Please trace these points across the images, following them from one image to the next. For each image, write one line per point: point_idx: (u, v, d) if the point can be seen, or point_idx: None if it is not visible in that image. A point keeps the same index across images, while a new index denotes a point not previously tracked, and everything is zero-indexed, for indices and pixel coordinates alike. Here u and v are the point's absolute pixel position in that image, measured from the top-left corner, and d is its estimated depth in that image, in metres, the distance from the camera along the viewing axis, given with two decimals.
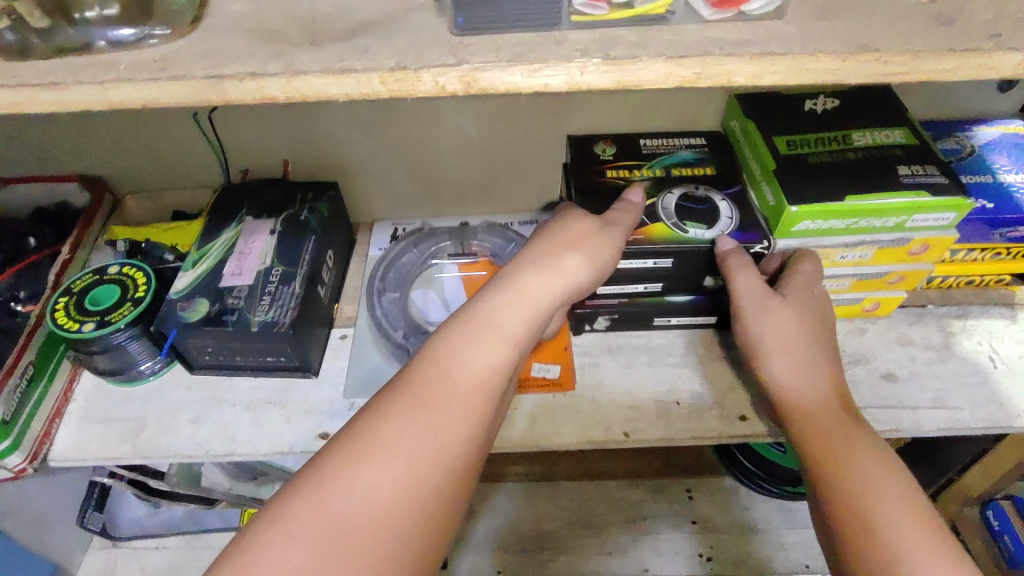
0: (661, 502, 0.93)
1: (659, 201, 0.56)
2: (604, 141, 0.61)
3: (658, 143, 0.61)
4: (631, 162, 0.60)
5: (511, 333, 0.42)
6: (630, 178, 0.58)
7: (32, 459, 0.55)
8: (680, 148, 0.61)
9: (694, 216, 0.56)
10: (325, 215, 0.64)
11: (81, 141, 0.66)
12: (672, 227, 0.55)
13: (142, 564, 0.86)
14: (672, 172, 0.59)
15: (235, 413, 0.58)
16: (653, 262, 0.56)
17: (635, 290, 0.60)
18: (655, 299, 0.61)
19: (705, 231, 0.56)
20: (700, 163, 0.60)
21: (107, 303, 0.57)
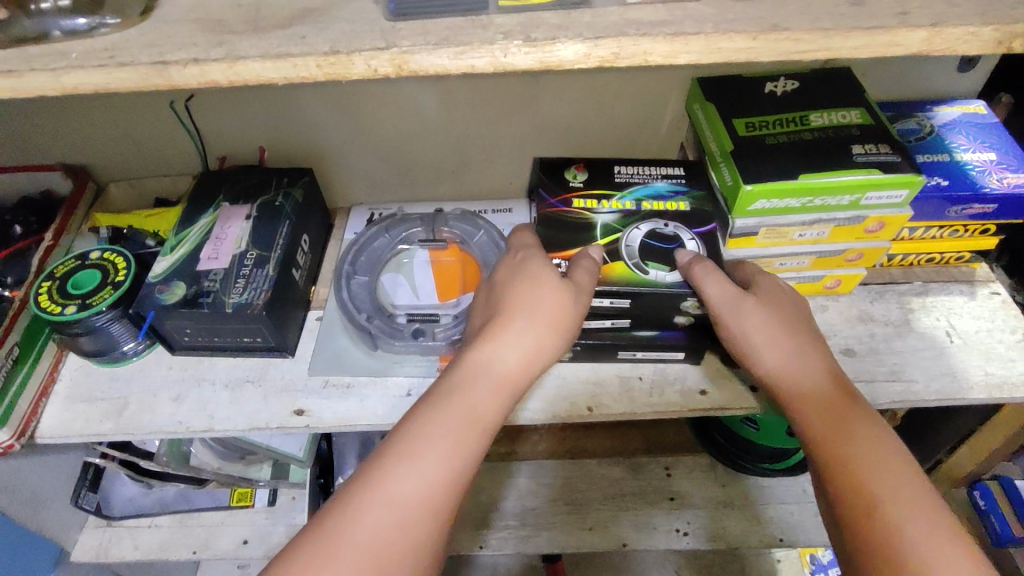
0: (640, 480, 0.95)
1: (624, 236, 0.57)
2: (577, 167, 0.62)
3: (632, 173, 0.62)
4: (600, 191, 0.60)
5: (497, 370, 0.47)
6: (595, 210, 0.59)
7: (20, 435, 0.57)
8: (655, 179, 0.62)
9: (657, 255, 0.57)
10: (300, 201, 0.66)
11: (62, 130, 0.67)
12: (634, 266, 0.56)
13: (136, 542, 0.88)
14: (643, 205, 0.59)
15: (214, 392, 0.60)
16: (610, 301, 0.55)
17: (601, 325, 0.58)
18: (621, 332, 0.59)
19: (666, 274, 0.55)
20: (672, 196, 0.60)
21: (89, 287, 0.59)
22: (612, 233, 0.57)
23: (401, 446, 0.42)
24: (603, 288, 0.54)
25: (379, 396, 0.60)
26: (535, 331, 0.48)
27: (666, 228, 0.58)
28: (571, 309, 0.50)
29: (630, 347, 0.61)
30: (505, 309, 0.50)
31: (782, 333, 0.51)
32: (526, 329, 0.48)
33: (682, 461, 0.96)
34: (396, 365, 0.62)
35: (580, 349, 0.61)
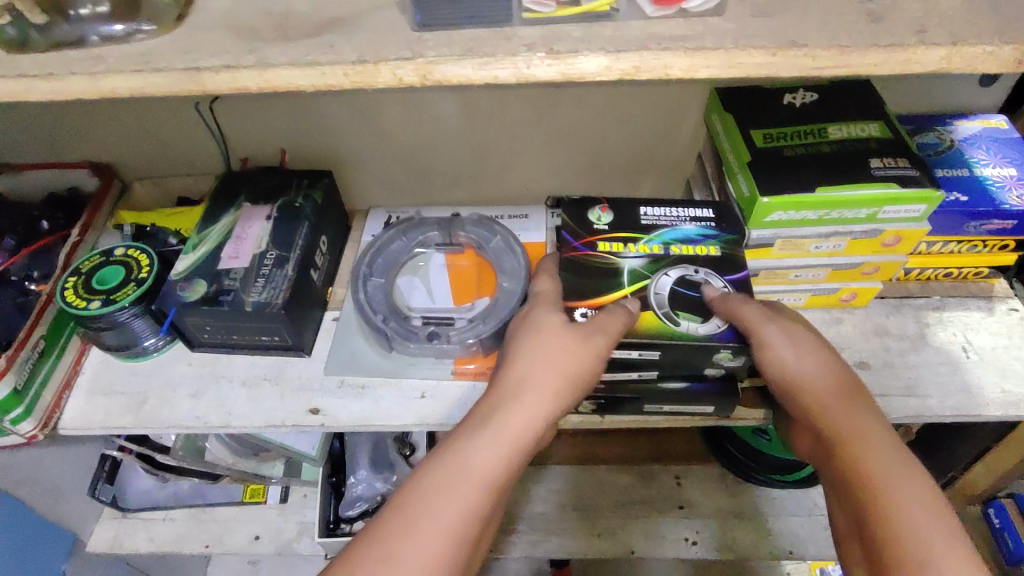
0: (649, 488, 0.95)
1: (652, 284, 0.55)
2: (602, 207, 0.61)
3: (659, 214, 0.60)
4: (626, 233, 0.59)
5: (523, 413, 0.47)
6: (621, 254, 0.57)
7: (43, 427, 0.58)
8: (684, 223, 0.60)
9: (687, 305, 0.54)
10: (319, 202, 0.67)
11: (91, 129, 0.69)
12: (664, 317, 0.53)
13: (151, 534, 0.90)
14: (670, 249, 0.58)
15: (232, 388, 0.61)
16: (638, 353, 0.53)
17: (628, 377, 0.56)
18: (646, 385, 0.57)
19: (699, 325, 0.53)
20: (702, 241, 0.58)
21: (113, 282, 0.60)
22: (640, 280, 0.55)
23: (406, 509, 0.42)
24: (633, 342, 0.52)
25: (393, 398, 0.61)
26: (545, 391, 0.48)
27: (696, 275, 0.56)
28: (578, 367, 0.49)
29: (656, 400, 0.59)
30: (515, 369, 0.49)
31: (812, 350, 0.51)
32: (539, 390, 0.48)
33: (692, 471, 0.96)
34: (409, 366, 0.62)
35: (603, 402, 0.60)
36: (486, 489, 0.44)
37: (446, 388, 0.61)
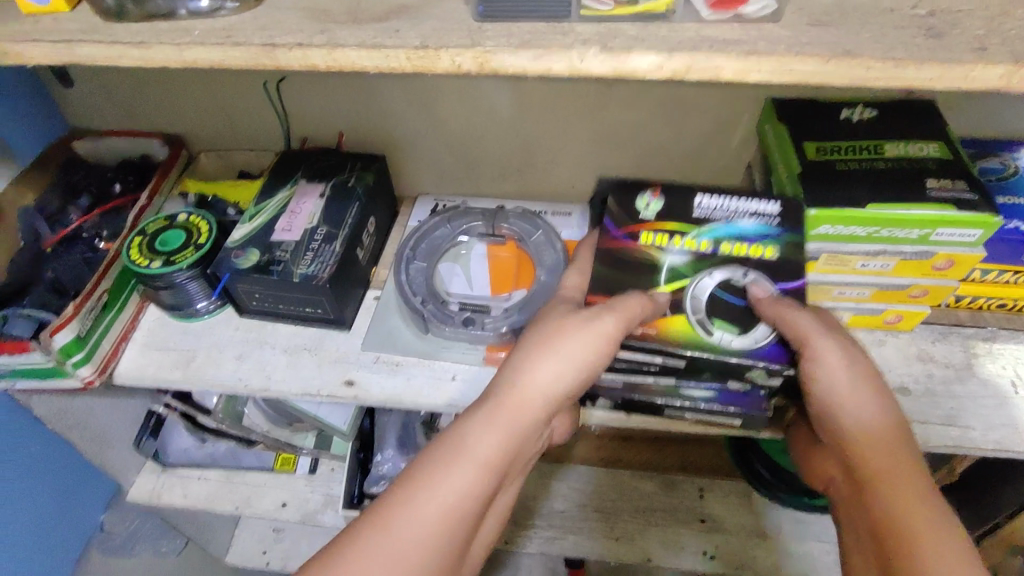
0: (672, 497, 0.94)
1: (692, 284, 0.52)
2: (652, 193, 0.56)
3: (716, 205, 0.55)
4: (673, 225, 0.55)
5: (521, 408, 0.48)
6: (665, 249, 0.54)
7: (100, 373, 0.62)
8: (743, 217, 0.55)
9: (726, 315, 0.51)
10: (371, 184, 0.69)
11: (167, 101, 0.74)
12: (698, 325, 0.51)
13: (185, 491, 0.94)
14: (720, 248, 0.54)
15: (274, 354, 0.64)
16: (663, 359, 0.52)
17: (648, 381, 0.55)
18: (668, 389, 0.56)
19: (734, 338, 0.50)
20: (758, 241, 0.54)
21: (175, 245, 0.64)
22: (679, 280, 0.52)
23: (402, 493, 0.45)
24: (660, 349, 0.50)
25: (424, 378, 0.63)
26: (548, 377, 0.49)
27: (744, 278, 0.53)
28: (583, 350, 0.48)
29: (678, 406, 0.58)
30: (517, 354, 0.50)
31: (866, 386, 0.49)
32: (542, 376, 0.49)
33: (718, 485, 0.94)
34: (443, 349, 0.64)
35: (620, 400, 0.60)
36: (483, 470, 0.47)
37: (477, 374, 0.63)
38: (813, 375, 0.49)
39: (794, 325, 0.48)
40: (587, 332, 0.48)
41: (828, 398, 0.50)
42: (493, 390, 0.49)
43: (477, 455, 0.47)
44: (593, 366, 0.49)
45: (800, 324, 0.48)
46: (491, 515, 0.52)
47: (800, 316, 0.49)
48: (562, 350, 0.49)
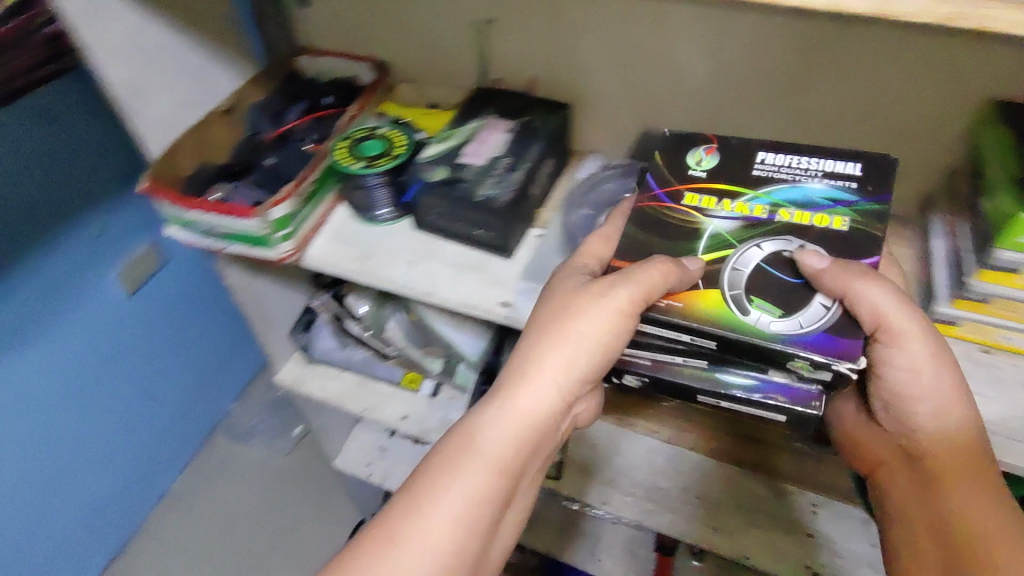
0: (780, 505, 0.91)
1: (736, 255, 0.51)
2: (706, 150, 0.58)
3: (778, 170, 0.56)
4: (725, 187, 0.56)
5: (533, 399, 0.53)
6: (710, 212, 0.54)
7: (295, 252, 0.70)
8: (812, 179, 0.55)
9: (767, 294, 0.49)
10: (554, 128, 0.73)
11: (385, 29, 0.82)
12: (733, 304, 0.49)
13: (324, 386, 1.04)
14: (777, 213, 0.53)
15: (441, 266, 0.70)
16: (691, 338, 0.50)
17: (673, 359, 0.54)
18: (705, 372, 0.54)
19: (772, 317, 0.48)
20: (827, 208, 0.53)
21: (375, 152, 0.70)
22: (722, 248, 0.52)
23: (431, 483, 0.51)
24: (686, 325, 0.49)
25: None
26: (554, 365, 0.53)
27: (800, 251, 0.51)
28: (589, 329, 0.51)
29: (711, 396, 0.54)
30: (524, 350, 0.54)
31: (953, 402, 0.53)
32: (549, 364, 0.53)
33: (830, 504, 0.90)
34: None
35: (649, 382, 0.56)
36: (493, 469, 0.52)
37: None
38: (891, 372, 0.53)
39: (858, 304, 0.48)
40: (599, 303, 0.51)
41: (901, 398, 0.55)
42: (504, 383, 0.54)
43: (485, 454, 0.52)
44: (610, 338, 0.51)
45: (869, 304, 0.47)
46: (519, 503, 0.57)
47: (869, 288, 0.47)
48: (573, 335, 0.52)
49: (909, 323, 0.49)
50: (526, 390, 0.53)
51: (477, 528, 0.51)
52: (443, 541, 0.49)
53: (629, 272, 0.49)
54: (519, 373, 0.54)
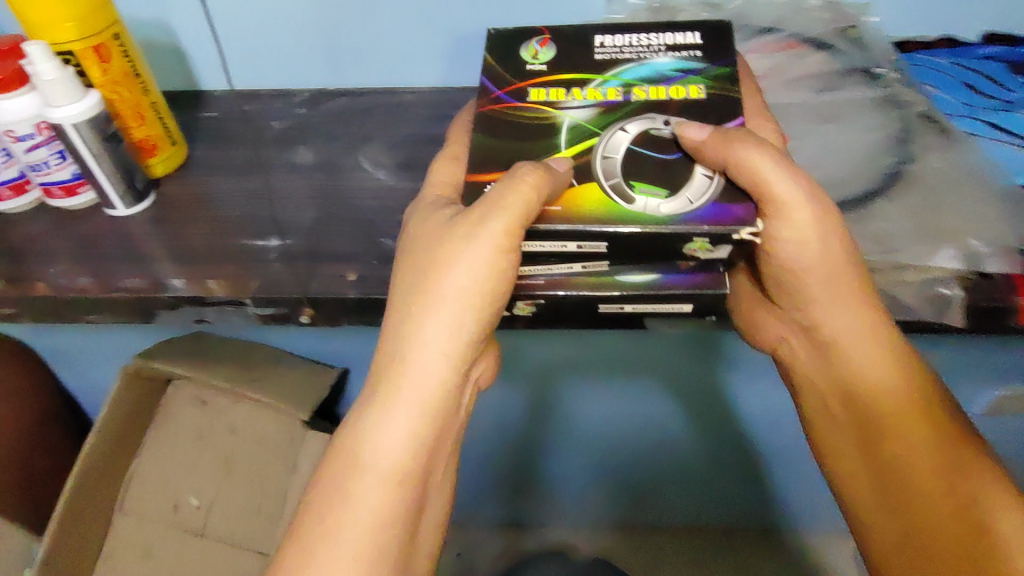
0: None
1: (603, 142, 0.39)
2: (539, 40, 0.43)
3: (621, 46, 0.43)
4: (572, 74, 0.42)
5: (409, 382, 0.42)
6: (562, 104, 0.41)
7: None
8: (655, 54, 0.42)
9: (648, 175, 0.38)
10: None
11: None
12: (611, 194, 0.37)
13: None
14: (631, 93, 0.41)
15: None
16: (578, 245, 0.39)
17: (569, 270, 0.42)
18: (600, 276, 0.43)
19: (662, 202, 0.37)
20: (679, 79, 0.41)
21: None
22: (585, 140, 0.39)
23: (312, 528, 0.43)
24: (576, 230, 0.37)
25: None
26: (427, 353, 0.41)
27: (666, 129, 0.39)
28: (464, 281, 0.39)
29: (616, 305, 0.44)
30: (394, 317, 0.42)
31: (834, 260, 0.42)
32: (427, 334, 0.41)
33: None
34: None
35: (548, 306, 0.44)
36: (386, 479, 0.43)
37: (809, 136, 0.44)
38: (788, 260, 0.42)
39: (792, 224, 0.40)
40: (470, 242, 0.38)
41: (814, 303, 0.44)
42: (376, 382, 0.42)
43: (382, 462, 0.42)
44: (492, 283, 0.39)
45: (793, 219, 0.40)
46: (440, 499, 0.48)
47: (754, 149, 0.37)
48: (442, 299, 0.40)
49: (816, 242, 0.41)
50: (408, 376, 0.42)
51: (392, 543, 0.43)
52: (366, 555, 0.42)
53: (496, 198, 0.37)
54: (383, 370, 0.42)
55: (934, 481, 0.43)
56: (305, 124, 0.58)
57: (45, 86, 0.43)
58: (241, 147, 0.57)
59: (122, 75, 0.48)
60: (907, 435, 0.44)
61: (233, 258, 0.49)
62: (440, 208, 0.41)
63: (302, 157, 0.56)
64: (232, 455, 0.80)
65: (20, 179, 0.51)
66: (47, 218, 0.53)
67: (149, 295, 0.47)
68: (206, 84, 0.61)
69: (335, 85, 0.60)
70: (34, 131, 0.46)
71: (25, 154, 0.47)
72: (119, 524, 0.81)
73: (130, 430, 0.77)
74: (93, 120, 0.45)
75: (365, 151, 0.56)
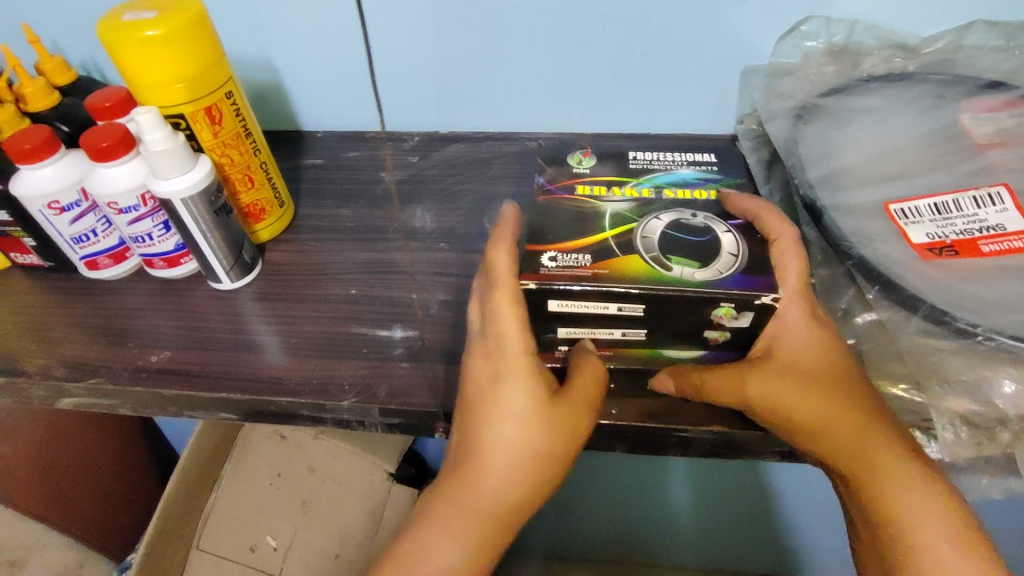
0: None
1: (641, 227, 0.44)
2: (583, 151, 0.51)
3: (651, 159, 0.50)
4: (611, 178, 0.48)
5: (504, 491, 0.40)
6: (604, 199, 0.46)
7: None
8: (680, 166, 0.49)
9: (682, 249, 0.42)
10: None
11: None
12: (651, 261, 0.41)
13: None
14: (662, 193, 0.47)
15: None
16: (619, 307, 0.41)
17: (610, 335, 0.44)
18: (648, 349, 0.45)
19: (695, 272, 0.41)
20: (701, 185, 0.48)
21: None
22: (626, 225, 0.44)
23: None
24: (614, 291, 0.40)
25: None
26: (504, 493, 0.40)
27: (693, 219, 0.44)
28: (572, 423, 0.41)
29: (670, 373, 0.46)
30: (498, 421, 0.40)
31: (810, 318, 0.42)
32: (539, 449, 0.40)
33: None
34: None
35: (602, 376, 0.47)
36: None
37: (867, 221, 0.47)
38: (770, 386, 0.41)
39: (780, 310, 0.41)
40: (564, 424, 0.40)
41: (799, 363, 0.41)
42: (449, 502, 0.41)
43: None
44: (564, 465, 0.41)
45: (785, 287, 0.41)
46: None
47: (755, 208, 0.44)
48: (531, 455, 0.40)
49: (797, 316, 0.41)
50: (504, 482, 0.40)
51: None
52: None
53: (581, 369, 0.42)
54: (485, 471, 0.40)
55: (928, 537, 0.37)
56: (419, 177, 0.65)
57: (154, 156, 0.46)
58: (349, 208, 0.62)
59: (232, 136, 0.51)
60: (892, 495, 0.38)
61: (358, 349, 0.50)
62: (525, 377, 0.40)
63: (421, 221, 0.61)
64: (310, 498, 0.93)
65: (119, 247, 0.55)
66: (146, 286, 0.57)
67: (267, 393, 0.47)
68: (309, 125, 0.70)
69: (446, 129, 0.68)
70: (138, 202, 0.49)
71: (129, 225, 0.51)
72: (193, 561, 0.86)
73: (215, 463, 0.90)
74: (199, 193, 0.48)
75: (486, 211, 0.61)
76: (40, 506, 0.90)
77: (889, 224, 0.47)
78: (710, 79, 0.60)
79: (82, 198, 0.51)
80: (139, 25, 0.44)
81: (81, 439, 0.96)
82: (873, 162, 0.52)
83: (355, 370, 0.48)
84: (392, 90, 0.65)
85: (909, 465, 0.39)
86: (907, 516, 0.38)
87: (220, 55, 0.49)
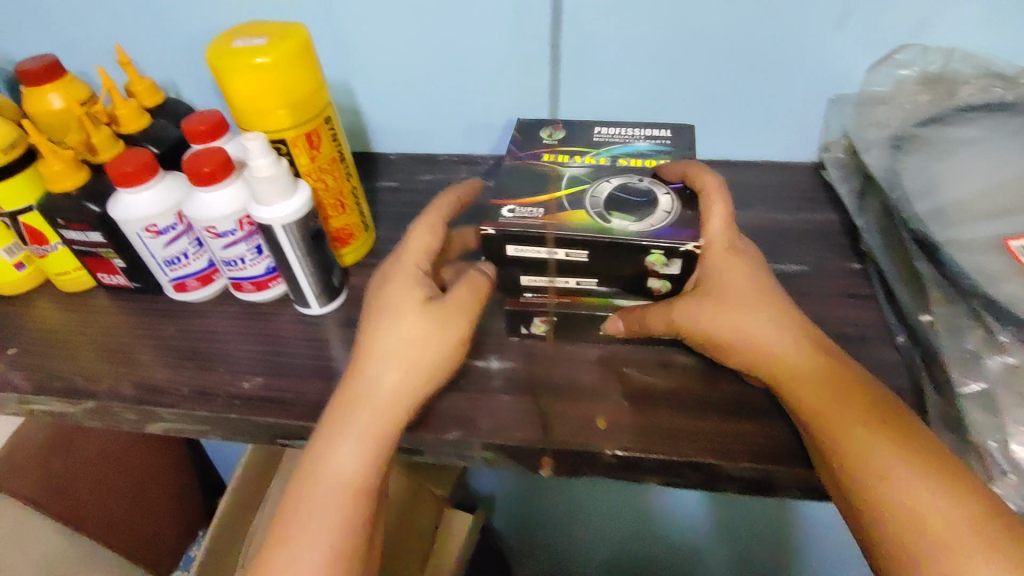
0: None
1: (591, 188, 0.45)
2: (553, 125, 0.52)
3: (610, 133, 0.51)
4: (573, 148, 0.49)
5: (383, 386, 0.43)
6: (563, 164, 0.47)
7: None
8: (637, 139, 0.50)
9: (627, 206, 0.43)
10: None
11: None
12: (594, 215, 0.43)
13: None
14: (617, 161, 0.47)
15: None
16: (565, 254, 0.43)
17: (567, 285, 0.46)
18: (600, 298, 0.47)
19: (632, 224, 0.42)
20: (654, 155, 0.48)
21: None
22: (578, 185, 0.45)
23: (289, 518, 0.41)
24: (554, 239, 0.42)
25: None
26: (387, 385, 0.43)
27: (639, 182, 0.45)
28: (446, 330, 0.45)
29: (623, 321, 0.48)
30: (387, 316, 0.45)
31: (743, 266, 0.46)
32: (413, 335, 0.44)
33: None
34: None
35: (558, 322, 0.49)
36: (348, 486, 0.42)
37: (984, 257, 0.46)
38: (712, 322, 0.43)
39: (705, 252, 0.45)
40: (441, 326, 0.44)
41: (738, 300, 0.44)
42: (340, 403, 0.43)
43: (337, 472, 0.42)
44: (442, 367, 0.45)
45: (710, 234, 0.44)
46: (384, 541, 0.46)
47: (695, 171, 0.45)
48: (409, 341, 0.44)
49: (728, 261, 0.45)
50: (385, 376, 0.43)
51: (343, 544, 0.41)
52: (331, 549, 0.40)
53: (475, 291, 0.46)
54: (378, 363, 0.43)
55: (873, 458, 0.37)
56: None
57: (259, 182, 0.45)
58: None
59: (328, 161, 0.51)
60: (830, 419, 0.39)
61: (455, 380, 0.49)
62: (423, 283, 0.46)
63: None
64: None
65: (207, 270, 0.55)
66: (233, 309, 0.56)
67: None
68: (383, 148, 0.70)
69: None
70: (235, 226, 0.49)
71: (223, 249, 0.50)
72: None
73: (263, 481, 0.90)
74: (299, 220, 0.47)
75: None
76: (89, 524, 0.90)
77: (1010, 261, 0.46)
78: (796, 107, 0.59)
79: (178, 221, 0.50)
80: (251, 52, 0.45)
81: (130, 456, 0.96)
82: (983, 196, 0.51)
83: (453, 402, 0.47)
84: (467, 113, 0.64)
85: (847, 395, 0.40)
86: (849, 437, 0.38)
87: (321, 83, 0.48)
